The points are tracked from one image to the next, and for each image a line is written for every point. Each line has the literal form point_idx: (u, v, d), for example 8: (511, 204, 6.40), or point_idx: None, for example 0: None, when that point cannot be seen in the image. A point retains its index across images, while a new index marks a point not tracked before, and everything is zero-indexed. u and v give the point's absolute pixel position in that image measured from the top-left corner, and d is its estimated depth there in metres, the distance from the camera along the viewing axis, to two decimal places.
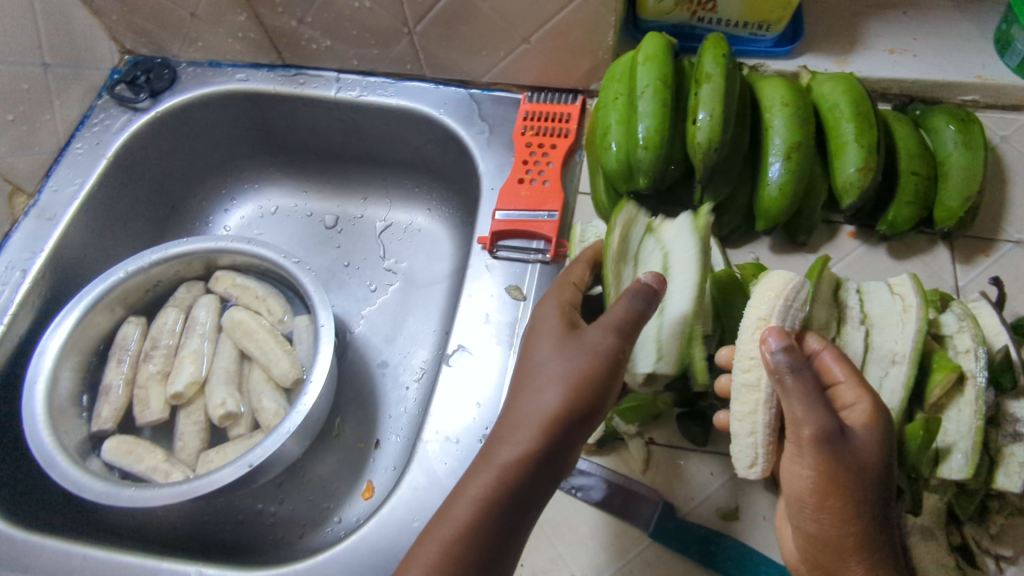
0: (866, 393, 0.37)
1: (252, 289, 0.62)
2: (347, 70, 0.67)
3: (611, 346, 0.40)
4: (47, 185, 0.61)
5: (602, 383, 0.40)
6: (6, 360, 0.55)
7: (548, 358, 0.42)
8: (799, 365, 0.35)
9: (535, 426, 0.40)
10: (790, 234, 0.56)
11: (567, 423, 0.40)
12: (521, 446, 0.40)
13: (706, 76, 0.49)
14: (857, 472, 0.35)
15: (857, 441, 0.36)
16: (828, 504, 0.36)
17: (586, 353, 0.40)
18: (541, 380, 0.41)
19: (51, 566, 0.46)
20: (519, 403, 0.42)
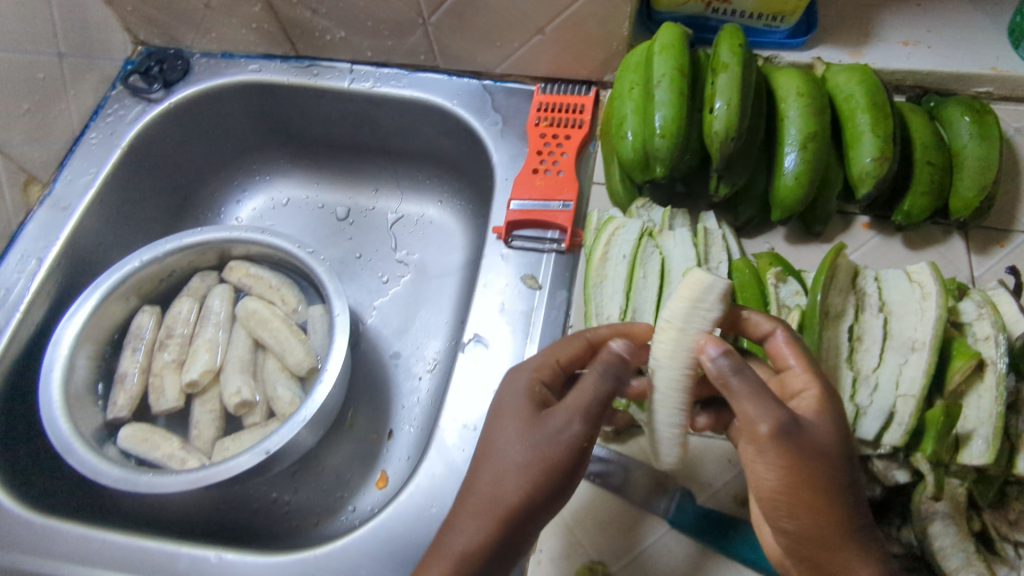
0: (815, 379, 0.38)
1: (266, 279, 0.63)
2: (360, 62, 0.67)
3: (576, 435, 0.38)
4: (62, 174, 0.61)
5: (566, 469, 0.38)
6: (23, 348, 0.55)
7: (513, 438, 0.39)
8: (740, 366, 0.35)
9: (495, 507, 0.38)
10: (805, 224, 0.56)
11: (529, 504, 0.38)
12: (482, 524, 0.38)
13: (723, 66, 0.50)
14: (822, 463, 0.35)
15: (809, 428, 0.35)
16: (802, 502, 0.35)
17: (552, 441, 0.38)
18: (502, 464, 0.38)
19: (70, 551, 0.46)
20: (481, 481, 0.39)
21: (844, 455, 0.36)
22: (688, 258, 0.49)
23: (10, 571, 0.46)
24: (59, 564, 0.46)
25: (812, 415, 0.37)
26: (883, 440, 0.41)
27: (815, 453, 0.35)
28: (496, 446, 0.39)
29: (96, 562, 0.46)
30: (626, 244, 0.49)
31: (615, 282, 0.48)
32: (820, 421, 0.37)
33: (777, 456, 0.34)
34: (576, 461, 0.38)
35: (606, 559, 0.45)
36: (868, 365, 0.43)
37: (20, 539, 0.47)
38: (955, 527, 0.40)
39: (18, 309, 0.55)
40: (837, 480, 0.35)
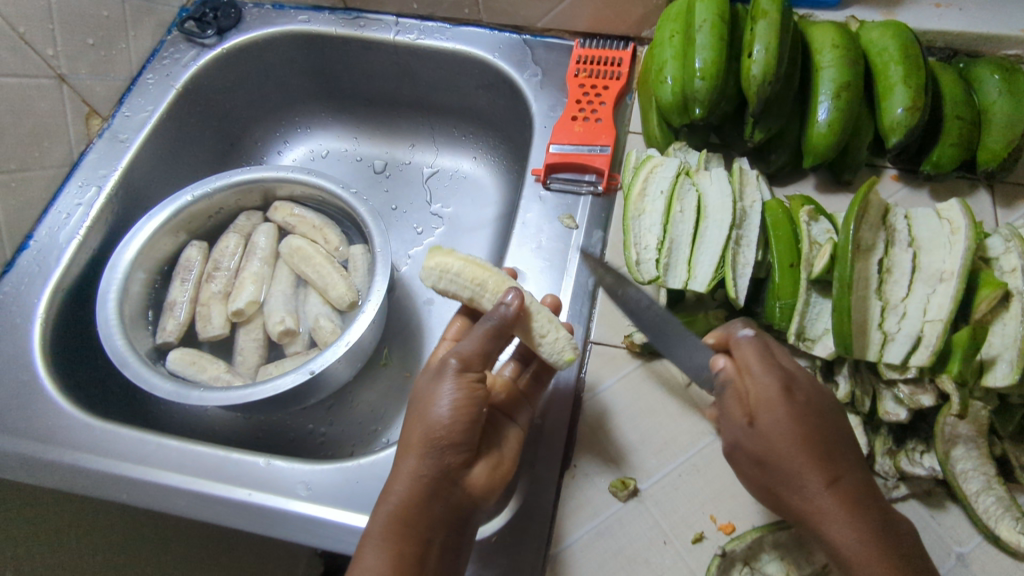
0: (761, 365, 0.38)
1: (309, 219, 0.65)
2: (406, 15, 0.69)
3: (457, 361, 0.41)
4: (120, 111, 0.64)
5: (468, 401, 0.39)
6: (82, 269, 0.57)
7: (424, 386, 0.41)
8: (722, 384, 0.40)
9: (416, 444, 0.39)
10: (835, 174, 0.57)
11: (442, 432, 0.38)
12: (412, 469, 0.38)
13: (763, 13, 0.52)
14: (771, 462, 0.38)
15: (752, 433, 0.39)
16: (778, 496, 0.39)
17: (447, 371, 0.40)
18: (417, 407, 0.40)
19: (127, 451, 0.48)
20: (406, 436, 0.40)
21: (802, 439, 0.38)
22: (724, 194, 0.51)
23: (72, 468, 0.48)
24: (117, 463, 0.48)
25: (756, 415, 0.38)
26: (910, 363, 0.43)
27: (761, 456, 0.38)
28: (415, 394, 0.42)
29: (152, 462, 0.48)
30: (663, 181, 0.52)
31: (653, 216, 0.51)
32: (770, 418, 0.38)
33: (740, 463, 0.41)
34: (473, 395, 0.40)
35: (638, 476, 0.46)
36: (897, 295, 0.45)
37: (80, 439, 0.49)
38: (975, 448, 0.43)
39: (78, 233, 0.57)
40: (798, 473, 0.38)
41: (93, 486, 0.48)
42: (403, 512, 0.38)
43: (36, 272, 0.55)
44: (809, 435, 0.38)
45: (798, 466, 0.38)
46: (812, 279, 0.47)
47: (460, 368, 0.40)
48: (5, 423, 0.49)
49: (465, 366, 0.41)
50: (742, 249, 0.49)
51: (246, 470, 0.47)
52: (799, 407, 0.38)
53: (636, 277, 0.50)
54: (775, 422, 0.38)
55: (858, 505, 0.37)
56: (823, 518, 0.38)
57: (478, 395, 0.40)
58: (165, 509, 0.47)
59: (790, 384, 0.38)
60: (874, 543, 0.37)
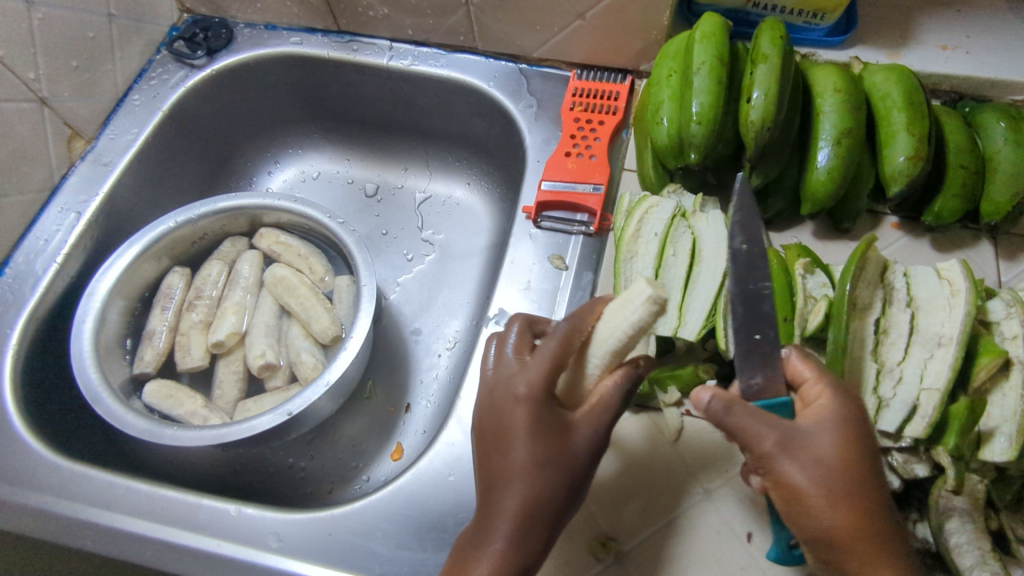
0: (829, 391, 0.37)
1: (295, 248, 0.63)
2: (400, 40, 0.68)
3: (599, 444, 0.39)
4: (105, 133, 0.63)
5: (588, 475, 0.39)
6: (58, 298, 0.56)
7: (535, 459, 0.38)
8: (732, 399, 0.36)
9: (523, 518, 0.37)
10: (834, 221, 0.56)
11: (563, 509, 0.39)
12: (509, 542, 0.37)
13: (763, 57, 0.50)
14: (832, 478, 0.35)
15: (811, 438, 0.36)
16: (822, 517, 0.35)
17: (573, 461, 0.38)
18: (539, 475, 0.37)
19: (95, 495, 0.47)
20: (507, 508, 0.38)
21: (860, 461, 0.36)
22: (719, 237, 0.49)
23: (37, 510, 0.46)
24: (83, 506, 0.46)
25: (823, 422, 0.36)
26: (905, 432, 0.41)
27: (818, 461, 0.35)
28: (526, 454, 0.38)
29: (118, 508, 0.46)
30: (658, 222, 0.50)
31: (645, 259, 0.49)
32: (835, 426, 0.36)
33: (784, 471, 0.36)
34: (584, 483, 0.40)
35: (619, 536, 0.45)
36: (893, 358, 0.43)
37: (47, 480, 0.47)
38: (972, 526, 0.39)
39: (55, 261, 0.56)
40: (856, 493, 0.35)
41: (59, 532, 0.46)
42: None
43: (10, 301, 0.54)
44: (862, 455, 0.36)
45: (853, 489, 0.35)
46: (805, 336, 0.46)
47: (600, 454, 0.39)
48: None
49: (599, 444, 0.39)
50: None
51: (214, 518, 0.46)
52: (862, 436, 0.36)
53: None
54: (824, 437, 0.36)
55: (899, 545, 0.36)
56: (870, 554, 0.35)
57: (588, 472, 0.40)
58: (132, 558, 0.45)
59: (857, 413, 0.37)
60: None
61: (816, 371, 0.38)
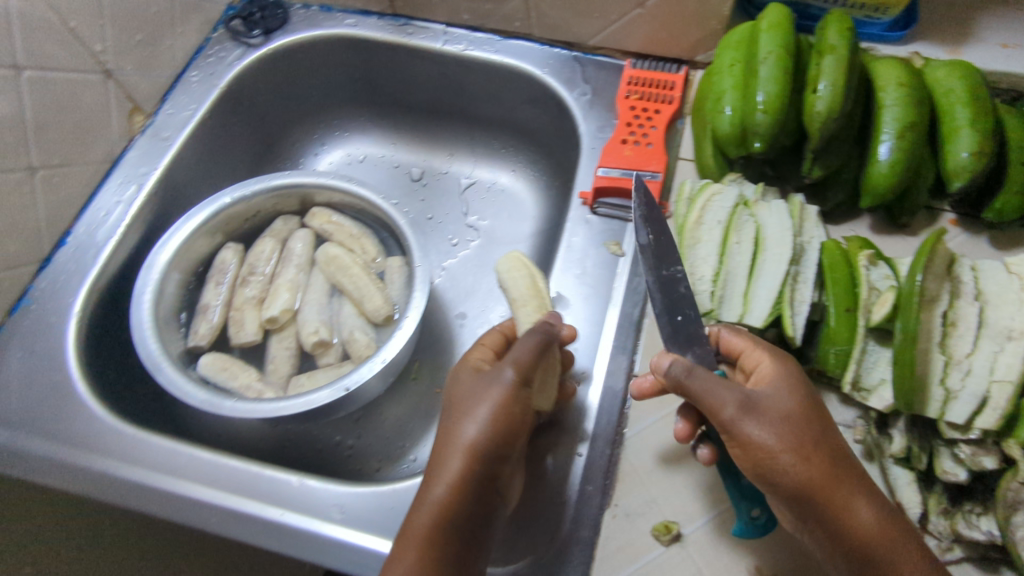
0: (765, 355, 0.42)
1: (347, 228, 0.64)
2: (454, 24, 0.68)
3: (513, 377, 0.42)
4: (163, 108, 0.63)
5: (508, 421, 0.41)
6: (118, 268, 0.56)
7: (456, 408, 0.43)
8: (690, 367, 0.40)
9: (452, 465, 0.40)
10: (891, 215, 0.56)
11: (485, 456, 0.41)
12: (461, 470, 0.40)
13: (830, 48, 0.50)
14: (789, 429, 0.38)
15: (765, 398, 0.39)
16: (792, 472, 0.38)
17: (484, 393, 0.42)
18: (463, 406, 0.43)
19: (160, 462, 0.48)
20: (449, 439, 0.42)
21: (811, 414, 0.39)
22: (783, 227, 0.49)
23: (102, 475, 0.47)
24: (148, 472, 0.47)
25: (764, 385, 0.40)
26: (975, 424, 0.41)
27: (775, 420, 0.39)
28: (461, 397, 0.43)
29: (183, 475, 0.47)
30: (720, 210, 0.50)
31: (708, 246, 0.49)
32: (780, 386, 0.40)
33: (746, 435, 0.38)
34: (510, 415, 0.42)
35: (683, 520, 0.44)
36: (961, 350, 0.43)
37: (112, 446, 0.48)
38: None
39: (117, 232, 0.56)
40: (812, 444, 0.38)
41: (123, 497, 0.47)
42: (444, 514, 0.39)
43: (72, 270, 0.54)
44: (814, 410, 0.40)
45: (809, 440, 0.38)
46: (868, 327, 0.46)
47: (517, 384, 0.42)
48: (38, 424, 0.49)
49: (505, 386, 0.42)
50: (798, 286, 0.47)
51: (277, 488, 0.47)
52: (806, 390, 0.40)
53: (690, 308, 0.48)
54: (774, 397, 0.39)
55: (868, 492, 0.38)
56: (841, 500, 0.37)
57: (520, 409, 0.42)
58: (197, 524, 0.46)
59: (796, 372, 0.41)
60: (898, 543, 0.36)
61: (749, 341, 0.43)
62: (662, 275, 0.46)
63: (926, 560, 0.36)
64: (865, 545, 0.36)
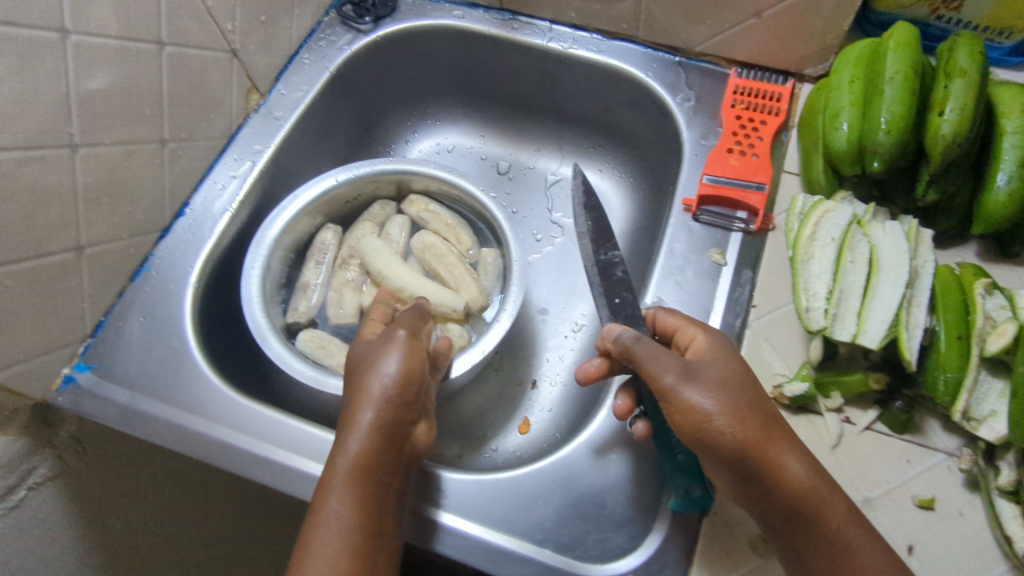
0: (698, 331, 0.45)
1: (443, 218, 0.65)
2: (560, 22, 0.68)
3: (404, 336, 0.45)
4: (276, 88, 0.65)
5: (410, 370, 0.43)
6: (230, 242, 0.58)
7: (362, 365, 0.45)
8: (638, 337, 0.43)
9: (368, 412, 0.42)
10: (1001, 244, 0.55)
11: (394, 402, 0.42)
12: (377, 413, 0.42)
13: (960, 71, 0.50)
14: (725, 396, 0.41)
15: (703, 367, 0.42)
16: (728, 435, 0.39)
17: (379, 350, 0.45)
18: (364, 362, 0.45)
19: (271, 434, 0.49)
20: (355, 389, 0.44)
21: (743, 380, 0.42)
22: (899, 249, 0.49)
23: (217, 442, 0.49)
24: (261, 443, 0.49)
25: (702, 355, 0.43)
26: None
27: (710, 386, 0.41)
28: (363, 356, 0.46)
29: (293, 449, 0.49)
30: (834, 228, 0.51)
31: (822, 262, 0.50)
32: (712, 355, 0.43)
33: (683, 399, 0.40)
34: (413, 367, 0.44)
35: None
36: None
37: (226, 415, 0.50)
38: None
39: (231, 207, 0.58)
40: (744, 407, 0.41)
41: (235, 465, 0.49)
42: (364, 456, 0.41)
43: (190, 241, 0.56)
44: (746, 378, 0.42)
45: (742, 404, 0.41)
46: (983, 357, 0.45)
47: (409, 341, 0.45)
48: (158, 388, 0.51)
49: (403, 343, 0.45)
50: (913, 310, 0.47)
51: None
52: (732, 358, 0.43)
53: (805, 324, 0.48)
54: (708, 366, 0.42)
55: (800, 451, 0.41)
56: (775, 459, 0.40)
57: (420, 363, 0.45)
58: (307, 498, 0.47)
59: (720, 343, 0.44)
60: (822, 495, 0.39)
61: (683, 321, 0.46)
62: (600, 260, 0.53)
63: (849, 511, 0.39)
64: (795, 498, 0.39)
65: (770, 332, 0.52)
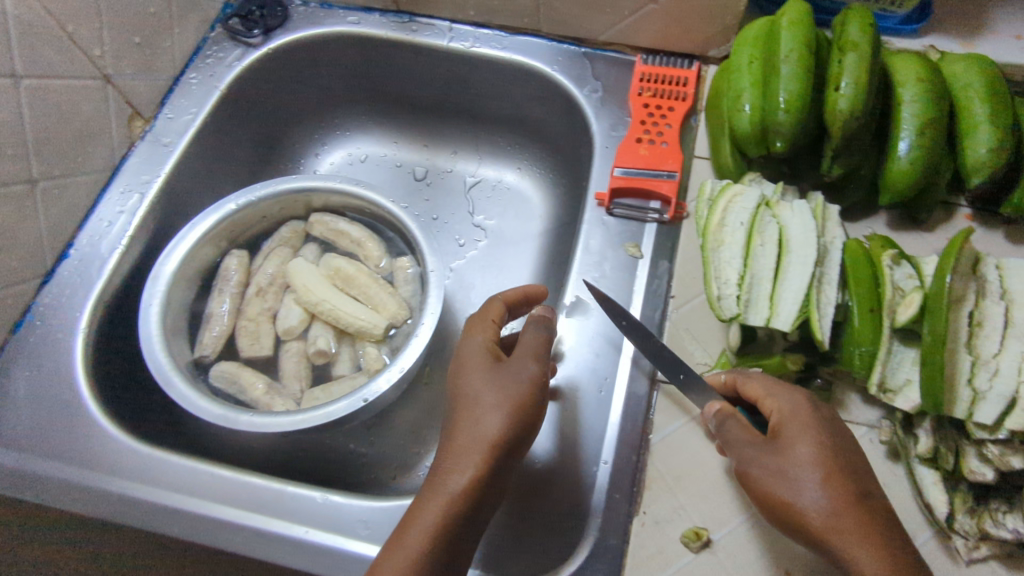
0: (785, 395, 0.41)
1: (348, 234, 0.62)
2: (460, 21, 0.66)
3: (534, 372, 0.43)
4: (163, 112, 0.61)
5: (528, 422, 0.42)
6: (123, 281, 0.55)
7: (474, 400, 0.43)
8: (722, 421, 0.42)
9: (475, 460, 0.40)
10: (909, 212, 0.55)
11: (504, 452, 0.41)
12: (448, 502, 0.39)
13: (852, 45, 0.49)
14: (806, 479, 0.38)
15: (782, 446, 0.40)
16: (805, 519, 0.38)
17: (504, 388, 0.43)
18: (475, 403, 0.43)
19: (177, 481, 0.47)
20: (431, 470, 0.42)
21: (834, 458, 0.39)
22: (807, 229, 0.48)
23: (119, 496, 0.46)
24: (167, 492, 0.46)
25: (782, 427, 0.40)
26: (1003, 425, 0.41)
27: (781, 472, 0.39)
28: (469, 391, 0.43)
29: (201, 492, 0.46)
30: (742, 213, 0.50)
31: (732, 249, 0.49)
32: (800, 427, 0.40)
33: (759, 487, 0.39)
34: (527, 418, 0.42)
35: (711, 525, 0.44)
36: (988, 350, 0.43)
37: (127, 467, 0.47)
38: None
39: (121, 243, 0.55)
40: (825, 488, 0.38)
41: (140, 518, 0.46)
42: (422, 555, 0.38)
43: (78, 284, 0.53)
44: (840, 456, 0.39)
45: (826, 485, 0.38)
46: (894, 328, 0.45)
47: (541, 381, 0.43)
48: (50, 447, 0.47)
49: (530, 384, 0.43)
50: (824, 287, 0.47)
51: (303, 505, 0.46)
52: (830, 433, 0.40)
53: (717, 313, 0.47)
54: (790, 444, 0.39)
55: (894, 541, 0.37)
56: (859, 549, 0.36)
57: (536, 409, 0.43)
58: (220, 545, 0.45)
59: (813, 411, 0.41)
60: None
61: (760, 386, 0.43)
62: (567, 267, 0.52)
63: None
64: None
65: (687, 323, 0.52)
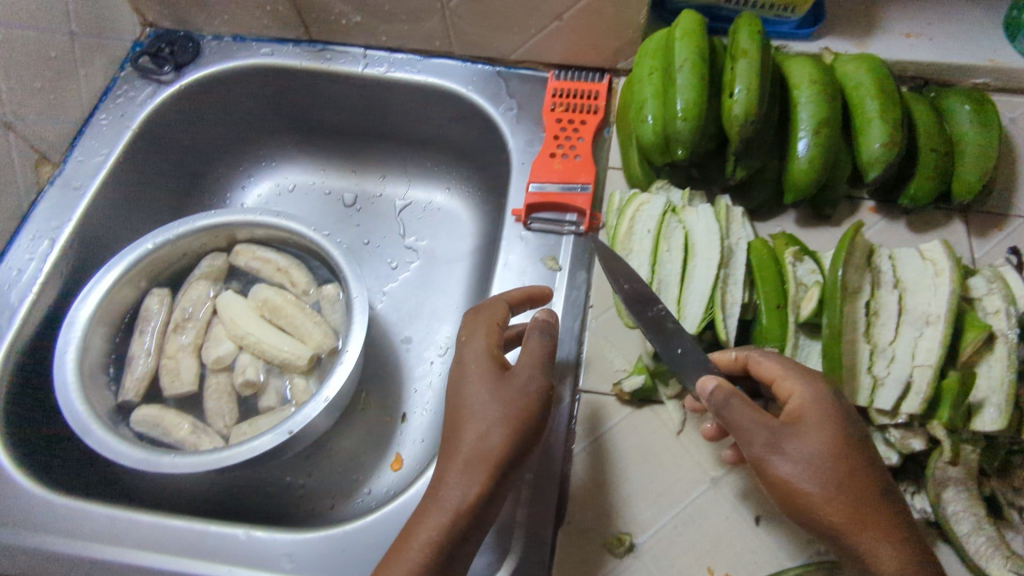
0: (808, 383, 0.39)
1: (273, 263, 0.62)
2: (373, 47, 0.67)
3: (540, 385, 0.41)
4: (72, 155, 0.61)
5: (530, 438, 0.40)
6: (37, 329, 0.54)
7: (473, 412, 0.40)
8: (726, 399, 0.38)
9: (480, 477, 0.39)
10: (815, 207, 0.57)
11: (509, 465, 0.39)
12: (449, 520, 0.38)
13: (742, 52, 0.51)
14: (826, 471, 0.37)
15: (800, 437, 0.38)
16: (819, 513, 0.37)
17: (508, 402, 0.40)
18: (478, 417, 0.40)
19: (96, 531, 0.46)
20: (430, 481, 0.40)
21: (850, 449, 0.38)
22: (712, 231, 0.49)
23: (37, 550, 0.46)
24: (86, 543, 0.45)
25: (803, 418, 0.38)
26: (901, 409, 0.43)
27: (804, 462, 0.37)
28: (468, 401, 0.41)
29: (118, 540, 0.45)
30: (649, 220, 0.51)
31: (640, 257, 0.50)
32: (818, 418, 0.38)
33: (774, 472, 0.37)
34: (531, 435, 0.40)
35: (634, 529, 0.45)
36: (885, 338, 0.45)
37: (46, 519, 0.47)
38: (967, 493, 0.42)
39: (31, 291, 0.54)
40: (843, 483, 0.37)
41: (61, 570, 0.46)
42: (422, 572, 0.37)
43: None
44: (855, 446, 0.38)
45: (843, 478, 0.37)
46: (799, 322, 0.46)
47: (548, 394, 0.41)
48: None
49: (535, 399, 0.41)
50: (729, 288, 0.48)
51: (225, 544, 0.45)
52: (848, 424, 0.38)
53: (624, 318, 0.50)
54: (810, 433, 0.38)
55: (904, 530, 0.37)
56: (867, 539, 0.36)
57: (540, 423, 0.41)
58: None
59: (830, 400, 0.39)
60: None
61: (779, 367, 0.41)
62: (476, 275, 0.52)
63: None
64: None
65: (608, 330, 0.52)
